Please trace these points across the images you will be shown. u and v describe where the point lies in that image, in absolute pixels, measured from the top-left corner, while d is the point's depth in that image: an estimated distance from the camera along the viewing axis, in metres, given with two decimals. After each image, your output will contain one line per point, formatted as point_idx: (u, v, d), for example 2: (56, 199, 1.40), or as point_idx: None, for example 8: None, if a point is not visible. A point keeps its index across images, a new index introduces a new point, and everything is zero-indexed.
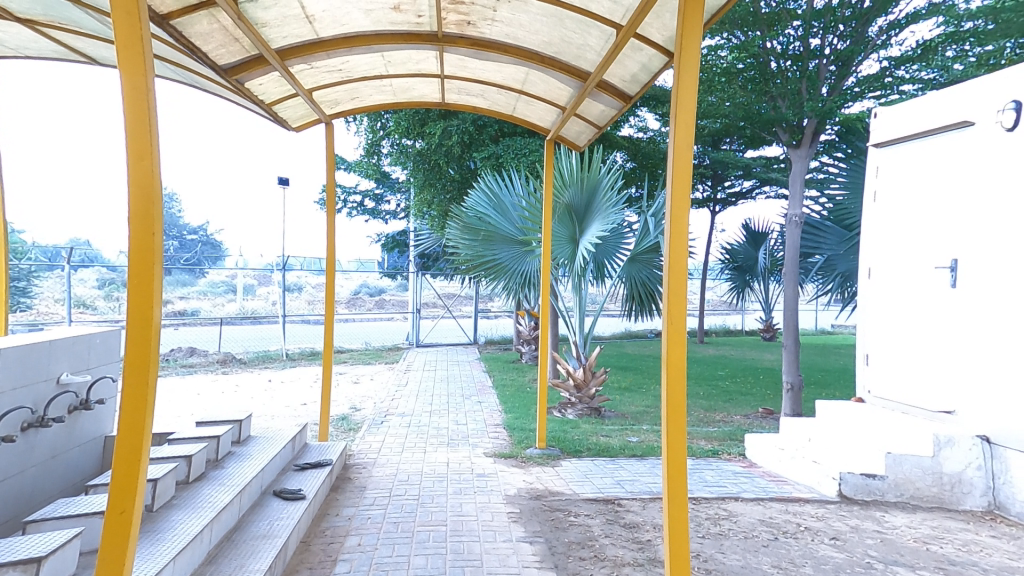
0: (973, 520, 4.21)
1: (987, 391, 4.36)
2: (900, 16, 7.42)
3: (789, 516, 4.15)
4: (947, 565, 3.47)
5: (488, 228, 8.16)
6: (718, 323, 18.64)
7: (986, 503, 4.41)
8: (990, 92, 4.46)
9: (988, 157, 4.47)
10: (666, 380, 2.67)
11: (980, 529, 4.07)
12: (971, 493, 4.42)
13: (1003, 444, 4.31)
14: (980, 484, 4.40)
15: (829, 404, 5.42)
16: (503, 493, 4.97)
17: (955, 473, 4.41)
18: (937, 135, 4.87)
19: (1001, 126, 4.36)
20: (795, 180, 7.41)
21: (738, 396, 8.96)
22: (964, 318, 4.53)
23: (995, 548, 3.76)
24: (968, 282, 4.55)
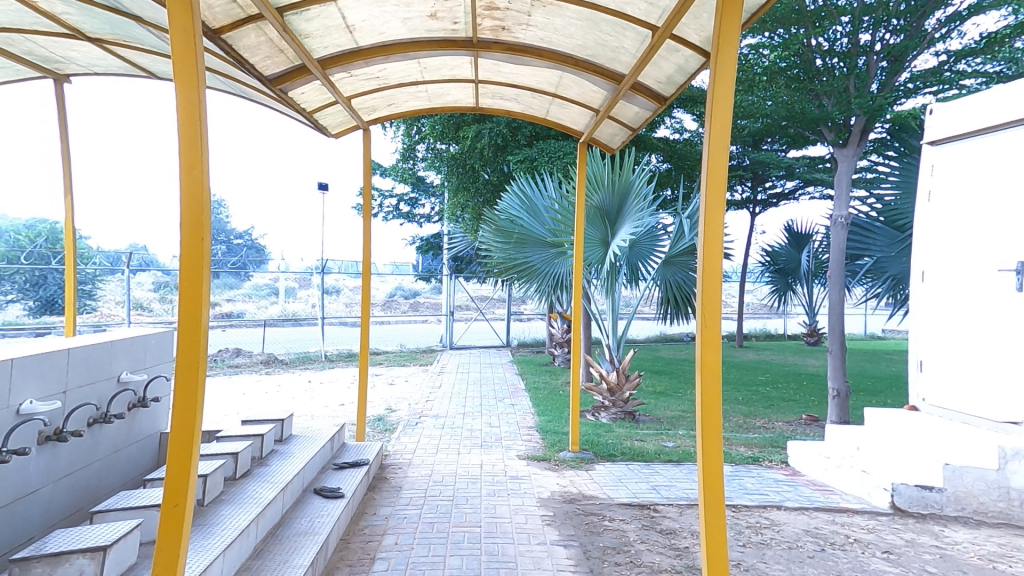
0: None
1: None
2: (960, 8, 7.02)
3: (836, 527, 4.03)
4: None
5: (520, 231, 8.18)
6: (757, 326, 18.19)
7: None
8: None
9: None
10: (701, 385, 2.63)
11: None
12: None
13: None
14: None
15: (879, 411, 5.22)
16: (537, 496, 4.98)
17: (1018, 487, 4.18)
18: (998, 132, 4.66)
19: None
20: (841, 181, 7.18)
21: (779, 402, 8.72)
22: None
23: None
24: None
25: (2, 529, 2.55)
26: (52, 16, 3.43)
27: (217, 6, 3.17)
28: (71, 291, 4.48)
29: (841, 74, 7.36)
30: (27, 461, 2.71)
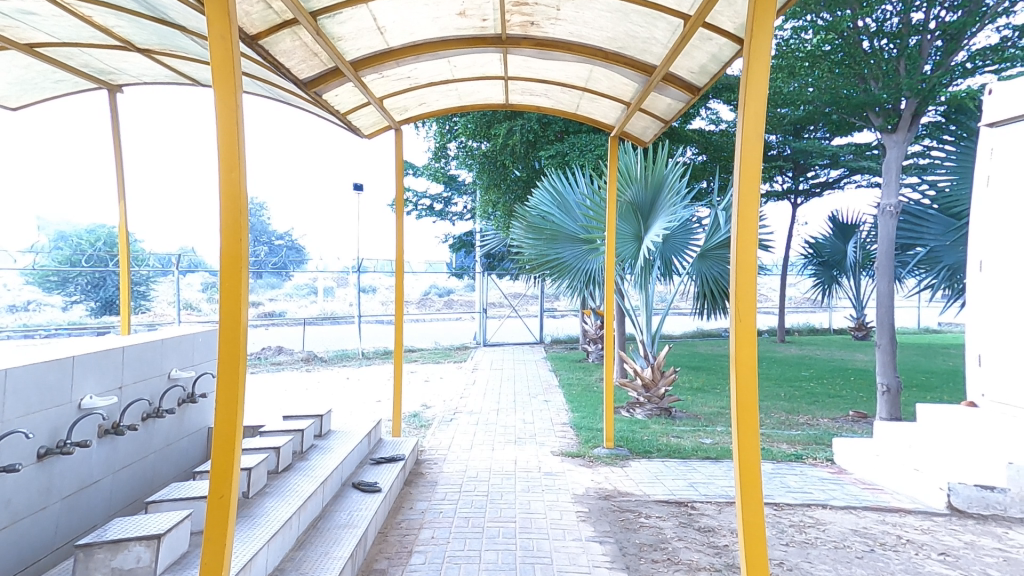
0: None
1: None
2: None
3: (886, 527, 3.88)
4: None
5: (551, 227, 8.16)
6: (799, 321, 17.66)
7: None
8: None
9: None
10: (736, 380, 2.58)
11: None
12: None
13: None
14: None
15: (930, 408, 5.00)
16: (572, 493, 4.96)
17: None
18: None
19: None
20: (889, 169, 6.87)
21: (824, 398, 8.45)
22: None
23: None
24: None
25: (68, 516, 2.71)
26: (105, 29, 3.58)
27: (253, 13, 3.26)
28: (125, 291, 4.68)
29: (890, 56, 7.08)
30: (89, 452, 2.86)
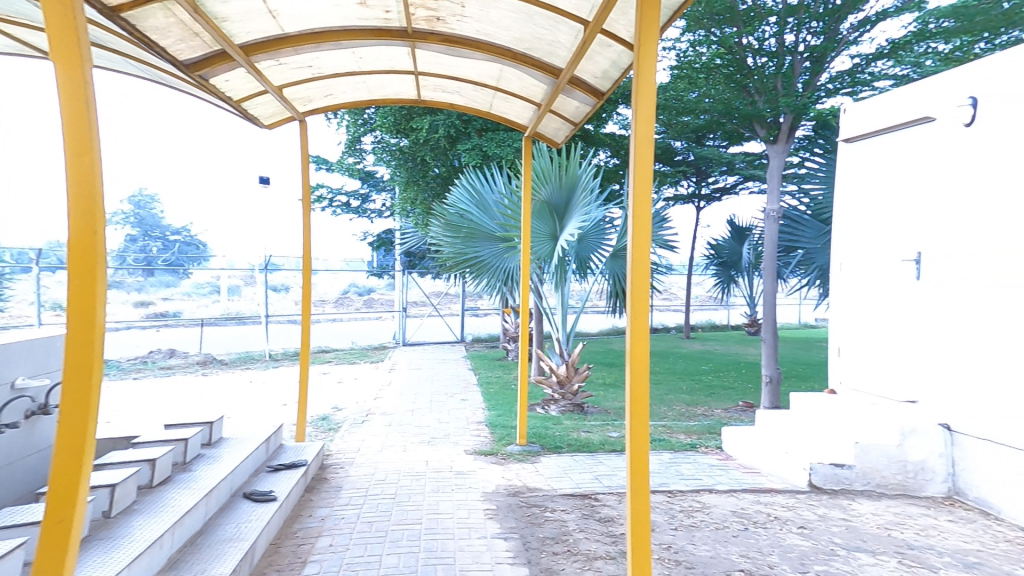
0: (933, 506, 4.24)
1: (943, 380, 4.45)
2: (869, 14, 7.42)
3: (761, 507, 4.20)
4: (905, 550, 3.51)
5: (469, 225, 8.07)
6: (704, 318, 18.80)
7: (945, 490, 4.42)
8: (942, 89, 4.56)
9: (941, 152, 4.59)
10: (630, 376, 2.66)
11: (938, 514, 4.09)
12: (930, 479, 4.43)
13: (960, 432, 4.32)
14: (940, 470, 4.42)
15: (803, 397, 5.47)
16: (482, 491, 4.96)
17: (914, 459, 4.42)
18: (899, 131, 4.97)
19: (957, 121, 4.46)
20: (772, 176, 7.43)
21: (719, 390, 9.05)
22: (919, 310, 4.67)
23: (955, 533, 3.77)
24: (930, 274, 4.62)
25: None
26: None
27: None
28: None
29: (770, 73, 7.62)
30: None
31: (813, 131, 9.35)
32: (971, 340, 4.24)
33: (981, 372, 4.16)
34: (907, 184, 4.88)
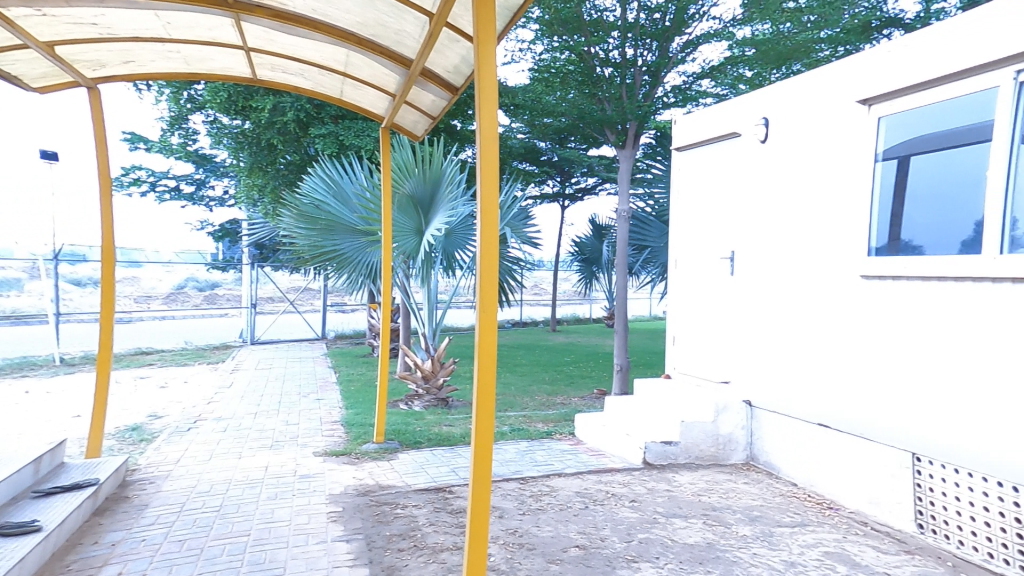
0: (735, 472, 4.84)
1: (750, 362, 5.11)
2: (693, 36, 8.07)
3: (601, 486, 4.50)
4: (710, 512, 3.98)
5: (326, 216, 7.67)
6: (569, 311, 19.84)
7: (745, 456, 5.08)
8: (745, 110, 5.26)
9: (744, 164, 5.29)
10: (479, 368, 2.64)
11: (737, 478, 4.69)
12: (734, 449, 5.06)
13: (758, 406, 5.01)
14: (741, 440, 5.06)
15: (645, 382, 5.97)
16: (328, 493, 4.73)
17: (724, 432, 5.03)
18: (716, 144, 5.61)
19: (756, 137, 5.16)
20: (623, 178, 8.02)
21: (578, 379, 9.60)
22: (734, 302, 5.32)
23: (748, 493, 4.35)
24: (742, 270, 5.29)
25: None
26: None
27: None
28: None
29: (617, 83, 8.22)
30: None
31: (654, 139, 10.21)
32: (771, 327, 4.90)
33: (777, 355, 4.83)
34: (723, 191, 5.53)
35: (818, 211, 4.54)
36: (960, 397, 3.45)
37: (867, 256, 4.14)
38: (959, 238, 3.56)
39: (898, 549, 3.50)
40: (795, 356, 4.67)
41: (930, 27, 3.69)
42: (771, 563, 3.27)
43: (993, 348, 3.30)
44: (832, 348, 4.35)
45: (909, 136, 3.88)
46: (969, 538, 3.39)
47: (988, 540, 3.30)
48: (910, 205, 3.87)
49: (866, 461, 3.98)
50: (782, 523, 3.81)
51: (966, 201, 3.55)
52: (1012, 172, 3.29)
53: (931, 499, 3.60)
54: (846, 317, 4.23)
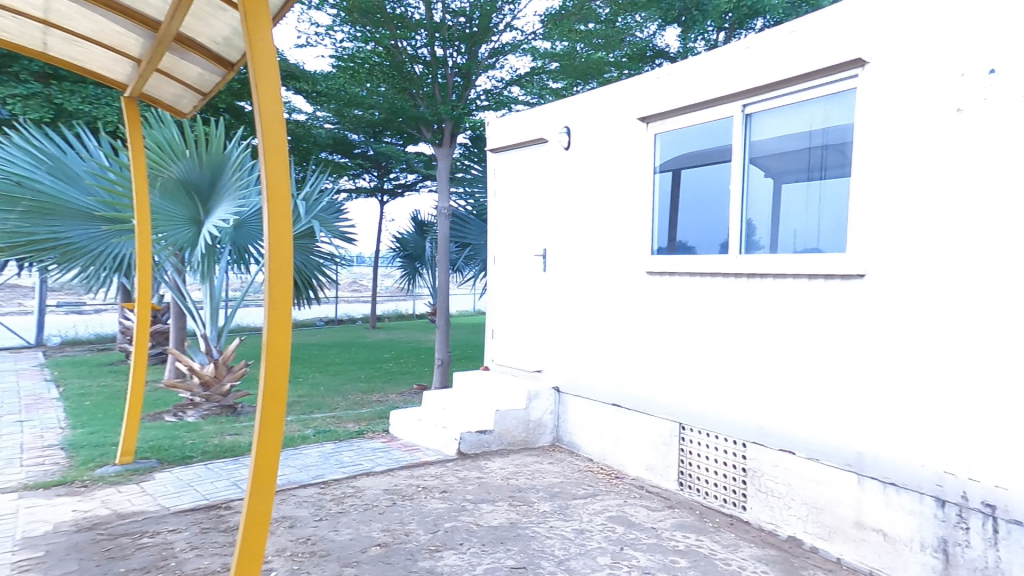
0: (543, 455, 5.00)
1: (558, 352, 5.28)
2: (501, 45, 8.19)
3: (412, 481, 4.29)
4: (516, 493, 4.02)
5: (40, 198, 5.00)
6: (390, 307, 19.31)
7: (553, 439, 5.27)
8: (549, 119, 5.38)
9: (548, 171, 5.44)
10: (266, 370, 2.21)
11: (544, 460, 4.84)
12: (543, 432, 5.24)
13: (566, 392, 5.21)
14: (549, 424, 5.25)
15: (463, 374, 5.90)
16: (19, 538, 3.68)
17: (535, 418, 5.18)
18: (527, 148, 5.72)
19: (557, 144, 5.28)
20: (443, 175, 7.98)
21: (398, 375, 9.28)
22: (547, 297, 5.42)
23: (551, 472, 4.52)
24: (554, 267, 5.39)
25: None
26: None
27: None
28: None
29: (429, 81, 8.28)
30: None
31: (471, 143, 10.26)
32: (575, 324, 5.10)
33: (580, 348, 5.04)
34: (536, 190, 5.60)
35: (606, 218, 4.78)
36: (714, 379, 3.88)
37: (649, 255, 4.46)
38: (710, 246, 4.01)
39: (663, 505, 3.88)
40: (595, 344, 4.91)
41: (693, 57, 4.06)
42: (565, 532, 3.39)
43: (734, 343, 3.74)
44: (624, 336, 4.61)
45: (679, 152, 4.25)
46: (712, 487, 3.88)
47: (725, 488, 3.80)
48: (677, 215, 4.26)
49: (644, 433, 4.36)
50: (576, 496, 4.00)
51: (715, 213, 3.99)
52: (743, 192, 3.78)
53: (687, 457, 4.06)
54: (631, 317, 4.52)
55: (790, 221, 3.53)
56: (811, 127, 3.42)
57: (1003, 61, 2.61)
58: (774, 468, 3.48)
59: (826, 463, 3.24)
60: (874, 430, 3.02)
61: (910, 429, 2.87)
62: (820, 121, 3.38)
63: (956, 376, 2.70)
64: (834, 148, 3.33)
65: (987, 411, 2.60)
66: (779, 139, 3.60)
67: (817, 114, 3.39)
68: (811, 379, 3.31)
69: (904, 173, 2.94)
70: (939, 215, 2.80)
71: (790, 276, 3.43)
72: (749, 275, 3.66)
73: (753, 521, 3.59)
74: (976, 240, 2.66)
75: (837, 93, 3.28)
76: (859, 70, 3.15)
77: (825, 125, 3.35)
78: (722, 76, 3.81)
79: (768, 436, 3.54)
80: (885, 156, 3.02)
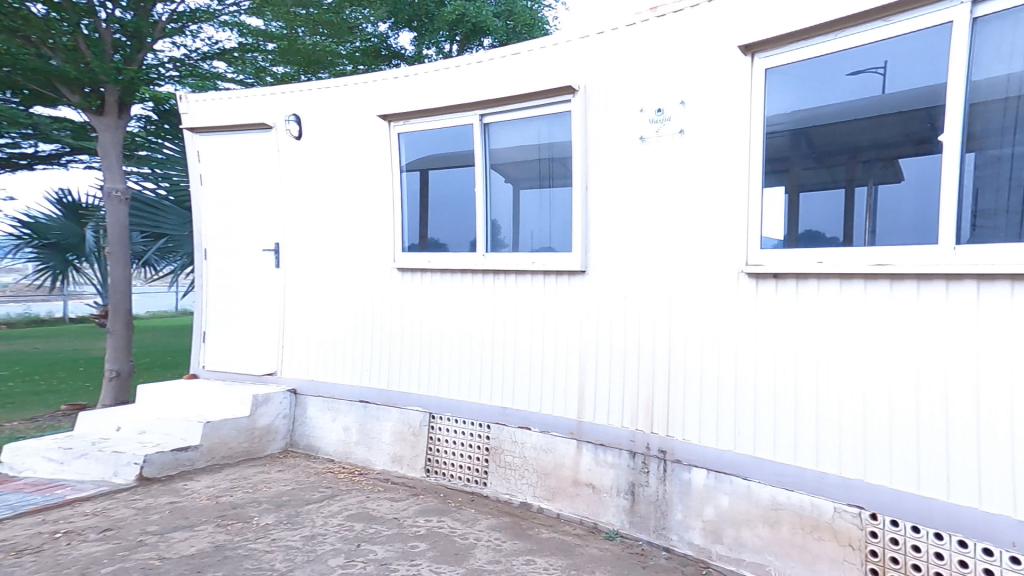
0: (270, 464, 3.98)
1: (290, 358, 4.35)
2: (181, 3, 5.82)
3: (42, 528, 3.03)
4: (228, 511, 3.21)
5: None
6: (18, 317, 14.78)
7: (283, 444, 4.24)
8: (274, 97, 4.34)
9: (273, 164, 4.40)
10: None
11: (271, 467, 3.91)
12: (272, 439, 4.19)
13: (305, 394, 4.26)
14: (283, 430, 4.24)
15: (152, 386, 4.52)
16: None
17: (262, 423, 4.11)
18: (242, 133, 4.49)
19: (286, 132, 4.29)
20: (104, 149, 5.57)
21: (39, 393, 6.86)
22: (274, 303, 4.43)
23: (280, 481, 3.68)
24: (287, 264, 4.37)
25: None
26: None
27: None
28: None
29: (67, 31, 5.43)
30: None
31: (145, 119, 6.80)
32: (313, 326, 4.22)
33: (320, 355, 4.18)
34: (258, 184, 4.47)
35: (355, 208, 3.97)
36: (457, 376, 3.52)
37: (398, 252, 3.79)
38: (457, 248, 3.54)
39: (407, 494, 3.41)
40: (340, 350, 4.10)
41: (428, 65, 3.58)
42: (289, 542, 2.82)
43: (472, 344, 3.46)
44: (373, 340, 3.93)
45: (422, 153, 3.68)
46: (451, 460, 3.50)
47: (468, 460, 3.43)
48: (427, 212, 3.68)
49: (395, 428, 3.76)
50: (311, 500, 3.36)
51: (458, 215, 3.54)
52: (486, 196, 3.41)
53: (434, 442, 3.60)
54: (376, 320, 3.90)
55: (525, 221, 3.30)
56: (539, 138, 3.23)
57: (666, 102, 2.72)
58: (512, 444, 3.24)
59: (554, 433, 3.12)
60: (586, 387, 3.00)
61: (612, 382, 2.91)
62: (546, 135, 3.20)
63: (653, 344, 2.76)
64: (559, 160, 3.18)
65: (664, 368, 2.71)
66: (514, 148, 3.32)
67: (543, 128, 3.20)
68: (543, 365, 3.16)
69: (597, 199, 2.98)
70: (631, 228, 2.85)
71: (529, 273, 3.22)
72: (487, 268, 3.37)
73: (490, 493, 3.29)
74: (650, 260, 2.78)
75: (557, 113, 3.14)
76: (571, 97, 3.05)
77: (551, 136, 3.19)
78: (449, 90, 3.45)
79: (509, 413, 3.28)
80: (591, 174, 3.00)
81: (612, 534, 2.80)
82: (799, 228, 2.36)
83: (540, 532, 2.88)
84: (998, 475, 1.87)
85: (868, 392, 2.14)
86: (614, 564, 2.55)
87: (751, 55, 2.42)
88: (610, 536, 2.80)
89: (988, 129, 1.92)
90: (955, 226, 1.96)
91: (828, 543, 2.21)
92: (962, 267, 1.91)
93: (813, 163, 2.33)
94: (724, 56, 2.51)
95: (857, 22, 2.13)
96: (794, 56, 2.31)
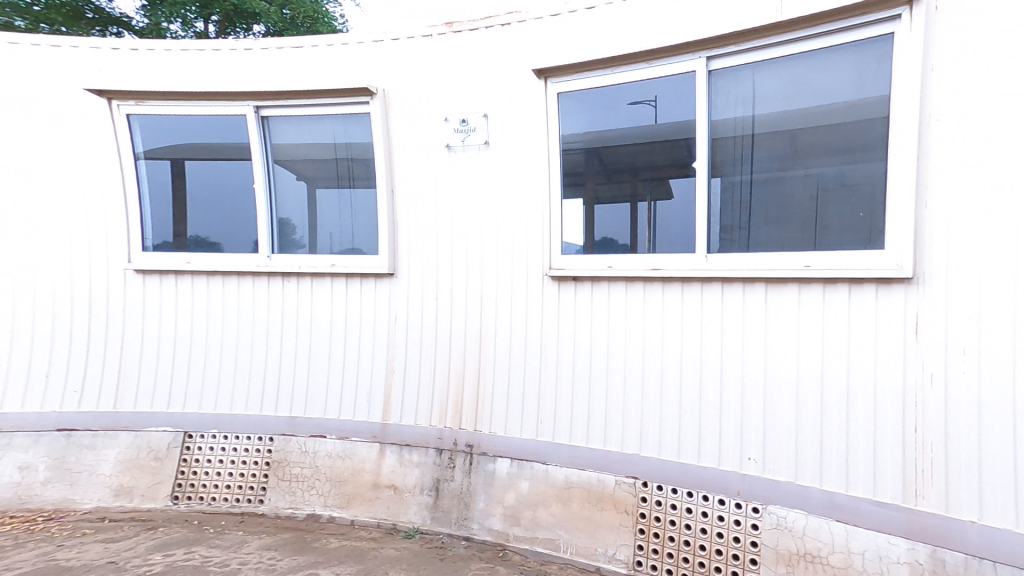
0: None
1: None
2: None
3: None
4: None
5: None
6: None
7: None
8: None
9: None
10: None
11: None
12: None
13: None
14: None
15: None
16: None
17: None
18: None
19: None
20: None
21: None
22: None
23: None
24: None
25: None
26: None
27: None
28: None
29: None
30: None
31: None
32: (2, 333, 3.13)
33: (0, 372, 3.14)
34: None
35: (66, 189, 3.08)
36: (233, 392, 3.03)
37: (134, 252, 3.11)
38: (236, 249, 3.07)
39: (138, 530, 2.70)
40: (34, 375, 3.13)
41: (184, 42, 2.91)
42: None
43: (251, 356, 3.02)
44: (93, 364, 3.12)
45: (186, 137, 3.04)
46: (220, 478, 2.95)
47: (241, 478, 2.93)
48: (184, 208, 3.12)
49: (129, 455, 3.03)
50: None
51: (235, 212, 3.05)
52: (266, 191, 2.99)
53: (196, 465, 2.99)
54: (109, 325, 3.12)
55: (323, 220, 2.99)
56: (335, 137, 2.91)
57: (470, 112, 2.63)
58: (302, 454, 2.89)
59: (354, 439, 2.87)
60: (394, 384, 2.83)
61: (421, 376, 2.79)
62: (343, 135, 2.90)
63: (462, 337, 2.71)
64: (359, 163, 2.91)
65: (475, 360, 2.68)
66: (305, 144, 2.96)
67: (339, 127, 2.89)
68: (343, 368, 2.91)
69: (403, 210, 2.80)
70: (439, 233, 2.75)
71: (328, 277, 2.92)
72: (271, 272, 2.98)
73: (269, 510, 2.85)
74: (458, 267, 2.72)
75: (354, 115, 2.84)
76: (370, 100, 2.76)
77: (348, 137, 2.89)
78: (215, 75, 2.92)
79: (300, 422, 2.94)
80: (398, 180, 2.79)
81: (413, 532, 2.62)
82: (595, 236, 2.43)
83: (326, 543, 2.54)
84: (735, 436, 2.01)
85: (644, 381, 2.23)
86: (413, 559, 2.35)
87: (545, 79, 2.40)
88: (409, 535, 2.60)
89: (729, 159, 2.07)
90: (707, 240, 2.10)
91: (607, 512, 2.25)
92: (712, 272, 2.04)
93: (605, 180, 2.40)
94: (522, 77, 2.49)
95: (632, 60, 2.21)
96: (582, 82, 2.34)
